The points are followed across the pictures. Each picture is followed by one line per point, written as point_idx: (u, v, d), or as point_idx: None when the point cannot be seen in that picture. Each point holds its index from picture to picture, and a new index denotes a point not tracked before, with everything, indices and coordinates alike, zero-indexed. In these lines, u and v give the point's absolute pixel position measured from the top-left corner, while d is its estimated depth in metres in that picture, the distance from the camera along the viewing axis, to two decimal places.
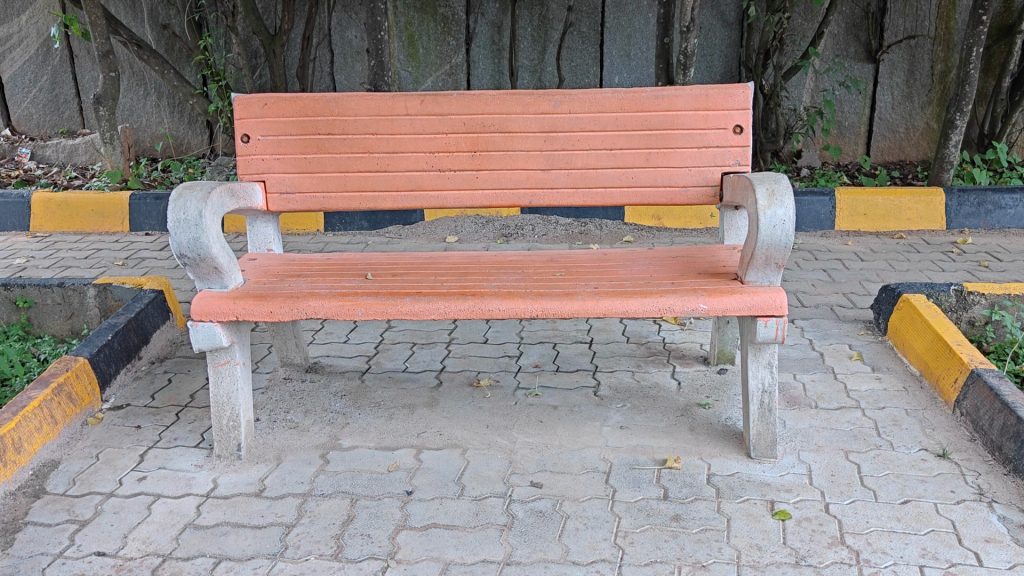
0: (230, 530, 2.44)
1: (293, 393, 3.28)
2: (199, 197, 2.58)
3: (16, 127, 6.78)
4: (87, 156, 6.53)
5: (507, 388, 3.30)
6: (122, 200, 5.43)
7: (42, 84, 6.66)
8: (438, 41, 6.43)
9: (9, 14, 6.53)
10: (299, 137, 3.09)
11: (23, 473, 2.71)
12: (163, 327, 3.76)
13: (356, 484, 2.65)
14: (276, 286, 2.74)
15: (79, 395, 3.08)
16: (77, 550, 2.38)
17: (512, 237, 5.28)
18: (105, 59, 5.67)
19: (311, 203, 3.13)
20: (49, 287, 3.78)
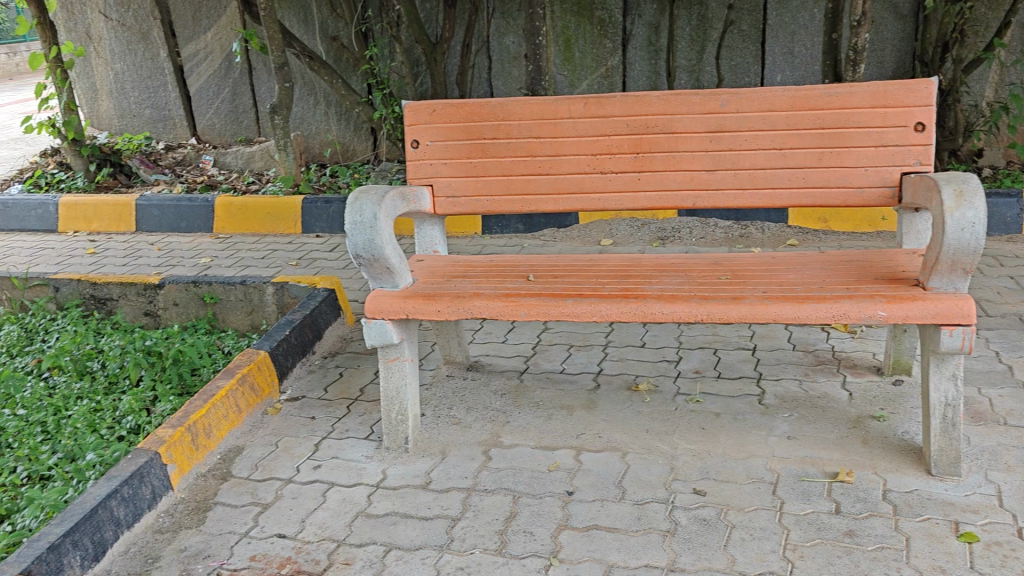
0: (399, 520, 2.54)
1: (455, 390, 3.37)
2: (374, 200, 2.73)
3: (201, 136, 7.32)
4: (263, 162, 6.88)
5: (666, 393, 3.25)
6: (295, 203, 5.74)
7: (224, 96, 7.15)
8: (594, 44, 6.43)
9: (197, 31, 7.07)
10: (466, 141, 3.18)
11: (212, 456, 2.95)
12: (334, 324, 3.97)
13: (518, 482, 2.69)
14: (443, 287, 2.83)
15: (260, 385, 3.30)
16: (260, 531, 2.55)
17: (669, 240, 5.19)
18: (281, 71, 6.02)
19: (476, 206, 3.21)
20: (232, 284, 4.05)
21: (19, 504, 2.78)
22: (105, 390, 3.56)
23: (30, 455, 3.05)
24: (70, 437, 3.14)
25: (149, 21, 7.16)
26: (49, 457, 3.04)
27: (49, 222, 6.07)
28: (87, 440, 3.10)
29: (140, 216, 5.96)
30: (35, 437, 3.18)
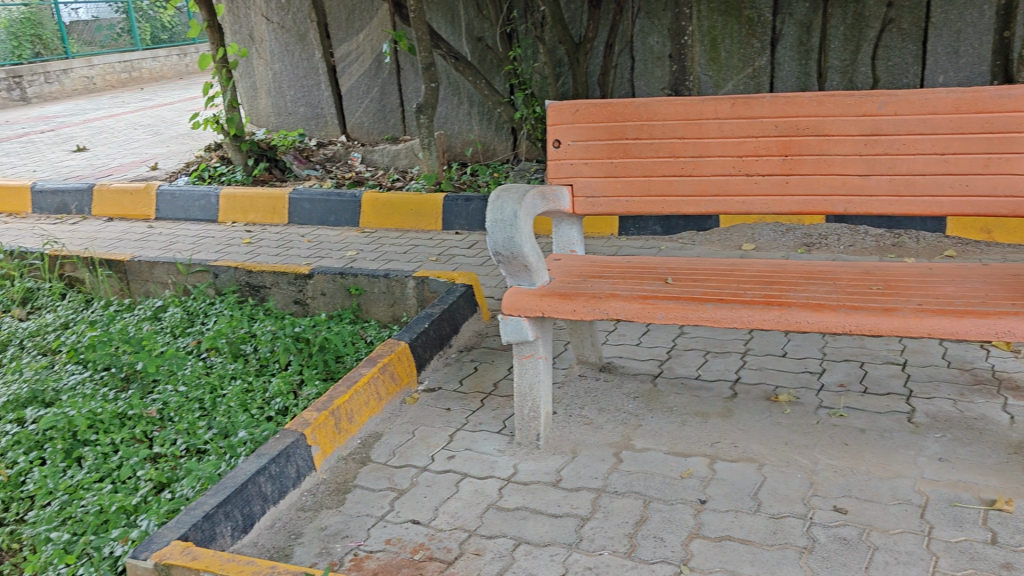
0: (529, 516, 2.56)
1: (588, 390, 3.37)
2: (515, 199, 2.78)
3: (350, 134, 7.62)
4: (407, 160, 7.04)
5: (807, 405, 3.14)
6: (437, 201, 5.88)
7: (373, 95, 7.40)
8: (741, 44, 6.28)
9: (351, 33, 7.36)
10: (607, 142, 3.18)
11: (352, 440, 3.08)
12: (470, 319, 4.05)
13: (649, 486, 2.66)
14: (579, 286, 2.84)
15: (399, 374, 3.42)
16: (396, 516, 2.63)
17: (815, 247, 5.00)
18: (427, 71, 6.19)
19: (615, 206, 3.20)
20: (376, 277, 4.19)
21: (178, 474, 2.99)
22: (257, 372, 3.77)
23: (189, 429, 3.28)
24: (224, 415, 3.35)
25: (307, 23, 7.53)
26: (206, 432, 3.25)
27: (210, 213, 6.46)
28: (239, 418, 3.30)
29: (293, 210, 6.26)
30: (194, 412, 3.40)
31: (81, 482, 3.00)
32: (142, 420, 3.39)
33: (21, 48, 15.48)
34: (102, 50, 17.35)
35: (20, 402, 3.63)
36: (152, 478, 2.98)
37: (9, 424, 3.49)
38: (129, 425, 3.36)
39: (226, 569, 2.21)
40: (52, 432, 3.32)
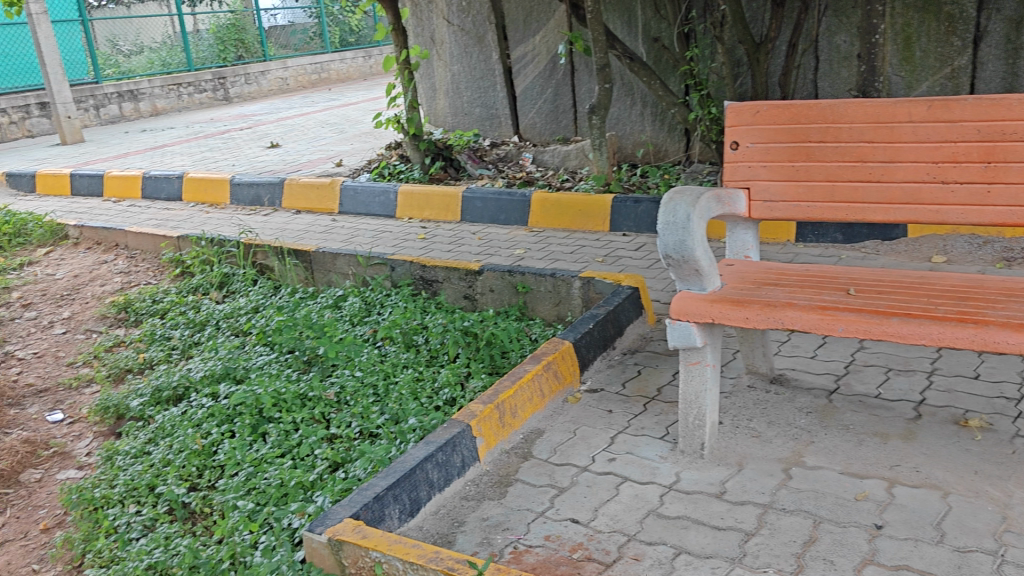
0: (691, 525, 2.51)
1: (757, 401, 3.26)
2: (689, 201, 2.73)
3: (523, 134, 7.74)
4: (577, 161, 7.04)
5: (1002, 433, 2.89)
6: (606, 202, 5.87)
7: (546, 96, 7.48)
8: (939, 42, 5.87)
9: (528, 35, 7.47)
10: (790, 144, 3.07)
11: (515, 435, 3.13)
12: (636, 322, 4.01)
13: (820, 506, 2.54)
14: (753, 293, 2.75)
15: (562, 373, 3.44)
16: (555, 513, 2.65)
17: (1016, 262, 4.59)
18: (602, 72, 6.19)
19: (795, 211, 3.06)
20: (543, 276, 4.24)
21: (352, 455, 3.15)
22: (427, 362, 3.90)
23: (363, 412, 3.44)
24: (396, 402, 3.49)
25: (485, 26, 7.72)
26: (378, 416, 3.40)
27: (388, 208, 6.76)
28: (409, 405, 3.43)
29: (465, 208, 6.43)
30: (368, 398, 3.57)
31: (265, 456, 3.22)
32: (321, 401, 3.59)
33: (226, 51, 16.76)
34: (297, 53, 18.51)
35: (215, 377, 3.95)
36: (328, 457, 3.15)
37: (206, 398, 3.80)
38: (310, 406, 3.58)
39: (394, 549, 2.30)
40: (242, 408, 3.59)
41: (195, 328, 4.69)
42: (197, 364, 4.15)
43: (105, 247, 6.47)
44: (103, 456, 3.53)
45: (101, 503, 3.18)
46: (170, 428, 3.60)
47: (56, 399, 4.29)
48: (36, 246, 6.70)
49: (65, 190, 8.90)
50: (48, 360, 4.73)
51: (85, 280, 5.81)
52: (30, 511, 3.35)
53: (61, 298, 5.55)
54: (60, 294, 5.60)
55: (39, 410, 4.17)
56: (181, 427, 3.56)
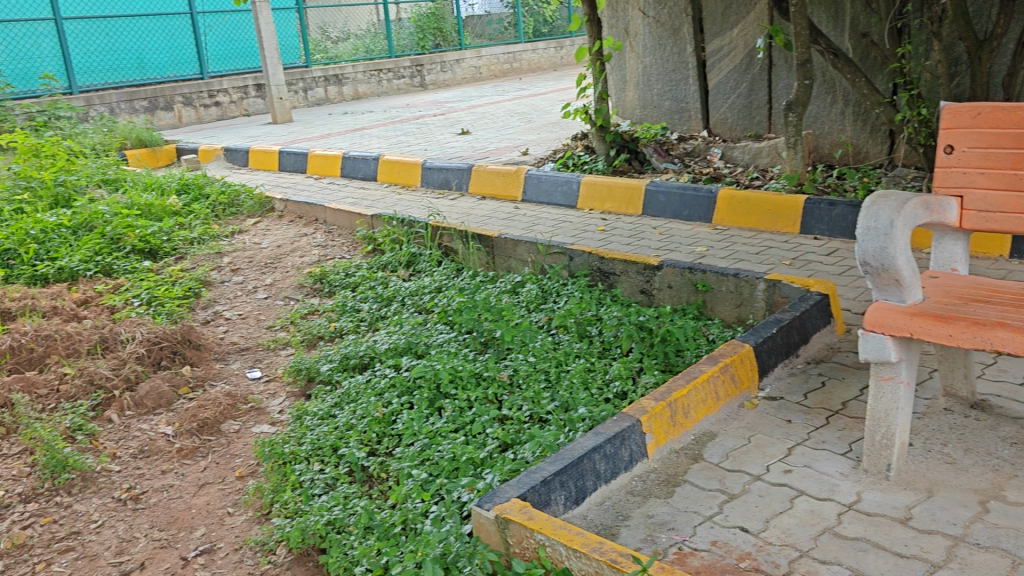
0: (870, 549, 2.37)
1: (953, 426, 3.03)
2: (893, 207, 2.56)
3: (713, 130, 7.56)
4: (769, 159, 6.79)
5: None
6: (797, 203, 5.63)
7: (740, 91, 7.25)
8: None
9: (725, 27, 7.26)
10: (1013, 151, 2.82)
11: (686, 436, 3.07)
12: (822, 331, 3.83)
13: (1020, 547, 2.33)
14: (959, 309, 2.55)
15: (740, 377, 3.34)
16: (724, 519, 2.58)
17: None
18: (803, 68, 5.91)
19: (1015, 224, 2.82)
20: (725, 275, 4.12)
21: (522, 437, 3.20)
22: (600, 353, 3.90)
23: (534, 397, 3.49)
24: (567, 390, 3.51)
25: (682, 18, 7.56)
26: (549, 402, 3.44)
27: (571, 198, 6.79)
28: (580, 395, 3.44)
29: (648, 201, 6.35)
30: (540, 383, 3.62)
31: (440, 430, 3.34)
32: (495, 382, 3.68)
33: (425, 40, 17.44)
34: (491, 42, 18.98)
35: (398, 350, 4.13)
36: (499, 437, 3.22)
37: (388, 368, 3.99)
38: (484, 385, 3.67)
39: (558, 535, 2.32)
40: (421, 381, 3.74)
41: (382, 302, 4.92)
42: (382, 337, 4.36)
43: (306, 221, 6.91)
44: (294, 414, 3.79)
45: (289, 458, 3.42)
46: (354, 394, 3.81)
47: (255, 358, 4.64)
48: (246, 216, 7.27)
49: (273, 166, 9.58)
50: (250, 322, 5.12)
51: (287, 250, 6.23)
52: (228, 458, 3.65)
53: (265, 265, 5.98)
54: (265, 262, 6.04)
55: (241, 367, 4.53)
56: (364, 395, 3.75)
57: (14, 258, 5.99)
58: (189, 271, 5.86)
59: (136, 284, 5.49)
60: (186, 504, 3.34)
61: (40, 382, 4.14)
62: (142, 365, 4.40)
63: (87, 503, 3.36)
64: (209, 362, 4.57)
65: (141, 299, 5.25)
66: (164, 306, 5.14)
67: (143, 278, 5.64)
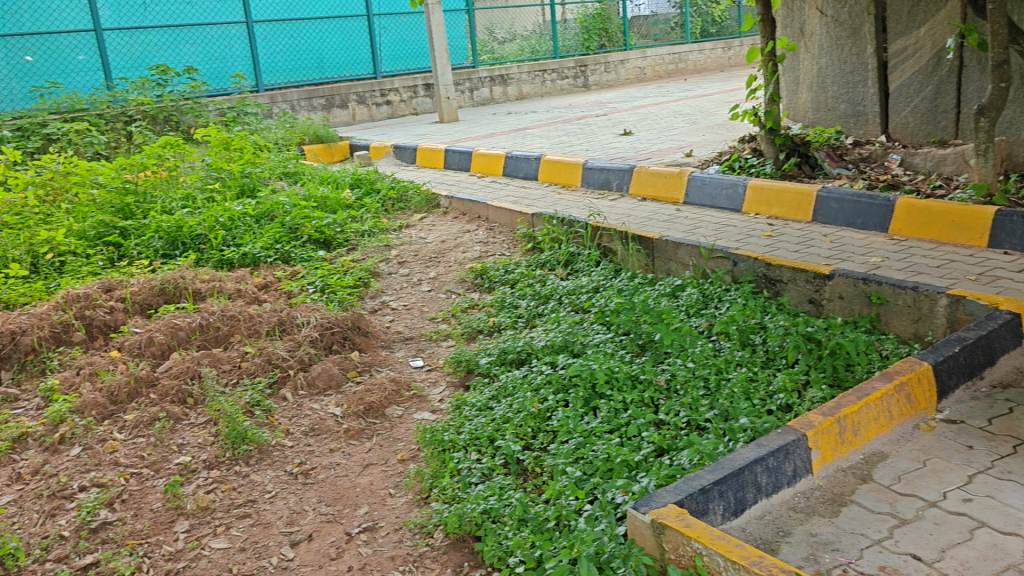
0: None
1: None
2: None
3: (892, 134, 7.17)
4: (954, 166, 6.35)
5: None
6: (986, 214, 5.22)
7: (925, 94, 6.82)
8: None
9: (911, 26, 6.84)
10: None
11: (854, 454, 2.94)
12: (1012, 353, 3.55)
13: None
14: None
15: (916, 397, 3.15)
16: (894, 544, 2.45)
17: None
18: (998, 69, 5.49)
19: None
20: (903, 288, 3.90)
21: (679, 444, 3.16)
22: (763, 363, 3.77)
23: (691, 404, 3.43)
24: (727, 398, 3.43)
25: (863, 16, 7.17)
26: (708, 410, 3.37)
27: (736, 202, 6.62)
28: (741, 404, 3.35)
29: (818, 207, 6.09)
30: (698, 390, 3.55)
31: (595, 429, 3.35)
32: (651, 386, 3.64)
33: (590, 40, 17.49)
34: (656, 42, 18.80)
35: (555, 348, 4.17)
36: (654, 442, 3.19)
37: (545, 365, 4.03)
38: (640, 388, 3.65)
39: (716, 544, 2.28)
40: (577, 380, 3.75)
41: (540, 299, 4.97)
42: (540, 333, 4.41)
43: (470, 218, 7.09)
44: (453, 404, 3.90)
45: (448, 446, 3.53)
46: (511, 388, 3.87)
47: (418, 347, 4.81)
48: (413, 212, 7.55)
49: (439, 163, 9.89)
50: (414, 312, 5.31)
51: (450, 246, 6.42)
52: (391, 442, 3.81)
53: (430, 259, 6.18)
54: (429, 256, 6.24)
55: (405, 355, 4.72)
56: (521, 389, 3.81)
57: (205, 242, 6.48)
58: (359, 262, 6.15)
59: (312, 272, 5.82)
60: (351, 482, 3.51)
61: (225, 359, 4.46)
62: (315, 349, 4.66)
63: (263, 473, 3.60)
64: (375, 349, 4.78)
65: (315, 287, 5.55)
66: (336, 294, 5.42)
67: (318, 267, 5.96)
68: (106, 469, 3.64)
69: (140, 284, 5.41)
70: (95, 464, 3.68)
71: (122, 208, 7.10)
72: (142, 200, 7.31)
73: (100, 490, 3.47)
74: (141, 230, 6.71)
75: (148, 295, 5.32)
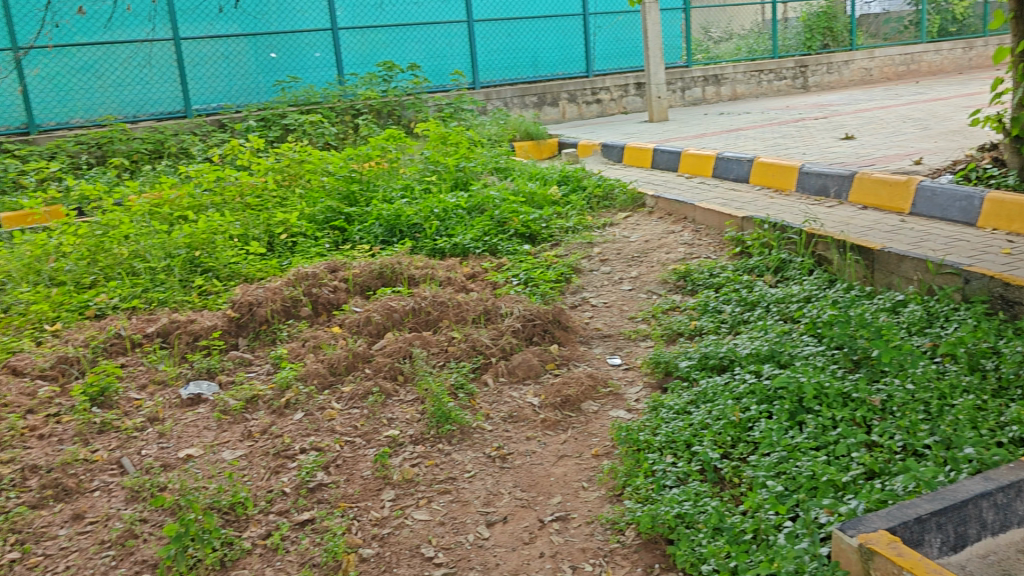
0: None
1: None
2: None
3: None
4: None
5: None
6: None
7: None
8: None
9: None
10: None
11: None
12: None
13: None
14: None
15: None
16: None
17: None
18: None
19: None
20: None
21: (893, 469, 2.97)
22: (994, 391, 3.46)
23: (909, 427, 3.21)
24: (950, 425, 3.18)
25: None
26: (928, 436, 3.14)
27: (970, 215, 6.09)
28: (967, 433, 3.09)
29: None
30: (917, 414, 3.31)
31: (799, 444, 3.22)
32: (865, 404, 3.44)
33: (812, 40, 16.69)
34: (886, 42, 17.65)
35: (760, 357, 4.03)
36: (865, 464, 3.02)
37: (748, 373, 3.91)
38: (852, 406, 3.45)
39: None
40: (783, 392, 3.59)
41: (746, 306, 4.83)
42: (744, 340, 4.28)
43: (675, 218, 6.99)
44: (651, 405, 3.88)
45: (644, 446, 3.51)
46: (711, 394, 3.79)
47: (617, 345, 4.82)
48: (618, 210, 7.56)
49: (647, 163, 9.83)
50: (614, 310, 5.32)
51: (654, 246, 6.36)
52: (586, 436, 3.85)
53: (633, 258, 6.17)
54: (633, 255, 6.23)
55: (603, 352, 4.75)
56: (722, 396, 3.72)
57: (420, 231, 6.82)
58: (562, 258, 6.23)
59: (518, 265, 5.97)
60: (546, 471, 3.58)
61: (434, 341, 4.68)
62: (517, 339, 4.77)
63: (463, 454, 3.75)
64: (574, 344, 4.84)
65: (520, 279, 5.69)
66: (539, 287, 5.52)
67: (523, 260, 6.11)
68: (324, 435, 3.93)
69: (361, 267, 5.77)
70: (315, 429, 3.98)
71: (347, 195, 7.61)
72: (365, 188, 7.80)
73: (318, 454, 3.75)
74: (363, 216, 7.16)
75: (368, 277, 5.67)
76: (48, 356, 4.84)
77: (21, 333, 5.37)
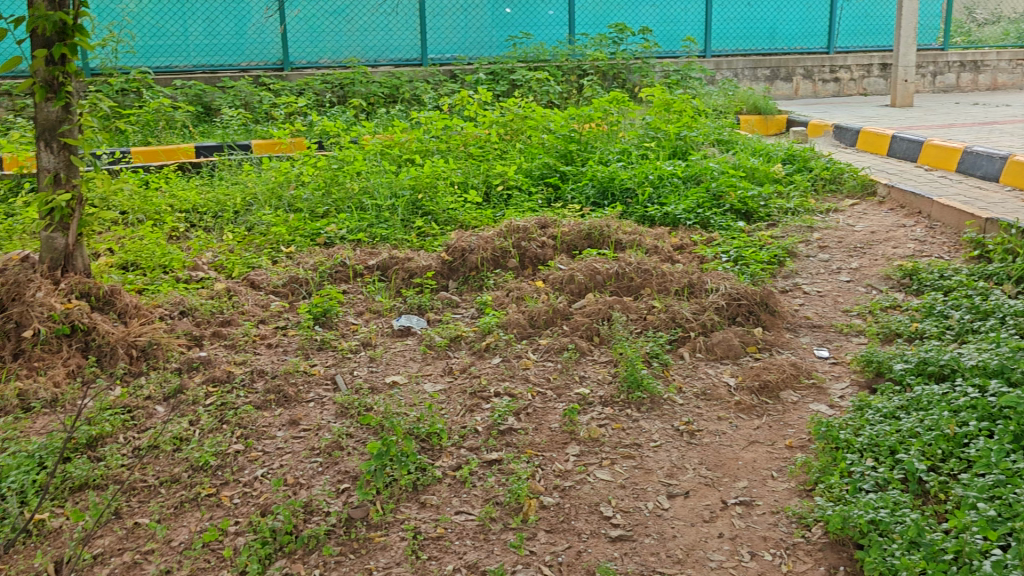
0: None
1: None
2: None
3: None
4: None
5: None
6: None
7: None
8: None
9: None
10: None
11: None
12: None
13: None
14: None
15: None
16: None
17: None
18: None
19: None
20: None
21: None
22: None
23: None
24: None
25: None
26: None
27: None
28: None
29: None
30: None
31: (1021, 471, 2.95)
32: None
33: None
34: None
35: (987, 371, 3.68)
36: None
37: (971, 387, 3.58)
38: None
39: None
40: (1010, 412, 3.27)
41: (978, 314, 4.42)
42: (971, 350, 3.94)
43: (908, 212, 6.51)
44: (856, 404, 3.69)
45: (843, 445, 3.36)
46: (925, 402, 3.53)
47: (826, 337, 4.61)
48: (845, 196, 7.15)
49: (882, 150, 9.20)
50: (827, 301, 5.08)
51: (880, 238, 5.98)
52: (781, 426, 3.74)
53: (854, 249, 5.83)
54: (855, 246, 5.89)
55: (810, 343, 4.56)
56: (937, 406, 3.46)
57: (633, 197, 6.79)
58: (778, 239, 6.00)
59: (729, 241, 5.81)
60: (735, 453, 3.52)
61: (634, 307, 4.69)
62: (719, 316, 4.67)
63: (652, 423, 3.75)
64: (780, 330, 4.67)
65: (729, 256, 5.54)
66: (749, 266, 5.35)
67: (735, 237, 5.94)
68: (519, 382, 4.06)
69: (571, 226, 5.85)
70: (510, 375, 4.13)
71: (565, 153, 7.68)
72: (584, 148, 7.83)
73: (511, 399, 3.89)
74: (578, 176, 7.22)
75: (576, 237, 5.74)
76: (281, 275, 5.32)
77: (260, 251, 5.91)
